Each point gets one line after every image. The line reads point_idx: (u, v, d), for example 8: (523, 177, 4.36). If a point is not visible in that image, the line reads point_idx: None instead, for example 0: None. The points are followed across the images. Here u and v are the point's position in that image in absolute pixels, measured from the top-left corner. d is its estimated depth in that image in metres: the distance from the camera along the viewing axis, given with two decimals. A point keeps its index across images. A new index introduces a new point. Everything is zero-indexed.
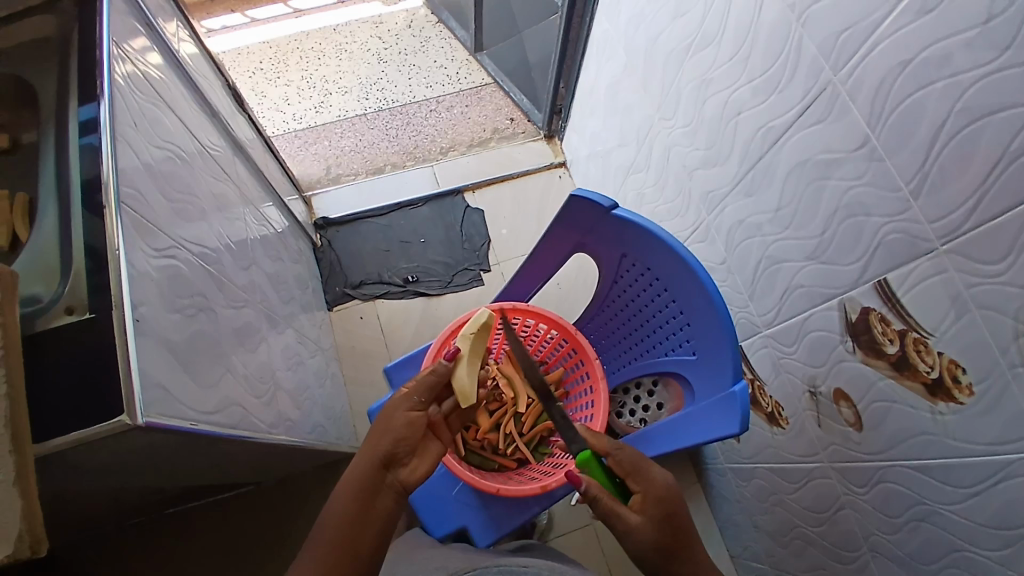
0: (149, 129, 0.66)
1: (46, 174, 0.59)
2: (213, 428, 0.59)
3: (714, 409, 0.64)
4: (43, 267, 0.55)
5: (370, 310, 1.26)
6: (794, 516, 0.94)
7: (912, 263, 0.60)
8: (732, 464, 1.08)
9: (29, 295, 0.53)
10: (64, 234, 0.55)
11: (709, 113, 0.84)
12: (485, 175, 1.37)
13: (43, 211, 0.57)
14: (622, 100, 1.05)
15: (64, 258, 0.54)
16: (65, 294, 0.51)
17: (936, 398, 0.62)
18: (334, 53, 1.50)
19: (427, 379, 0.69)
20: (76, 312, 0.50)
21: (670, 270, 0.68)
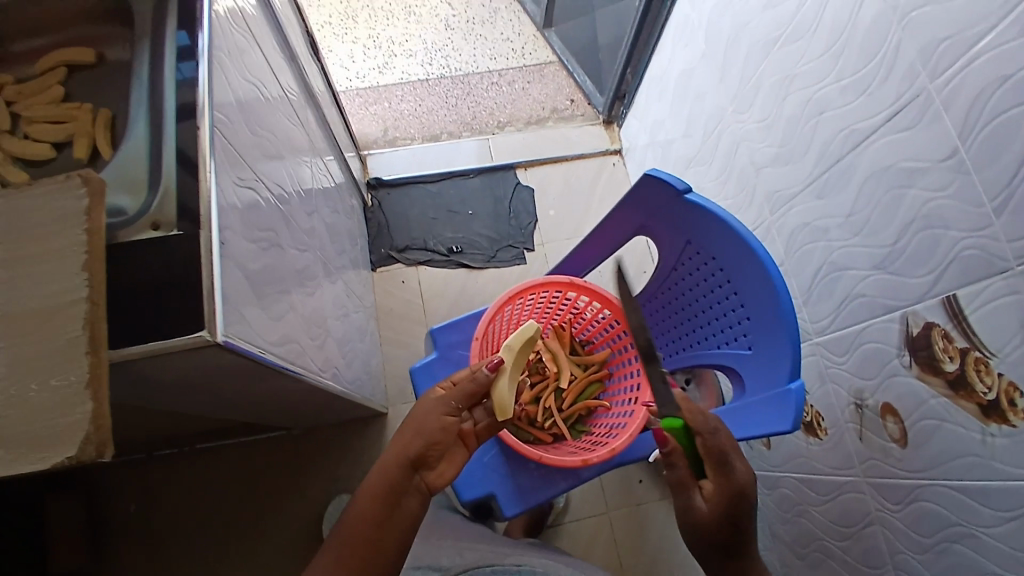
0: (239, 63, 0.67)
1: (138, 93, 0.61)
2: (273, 360, 0.60)
3: (769, 403, 0.64)
4: (131, 181, 0.56)
5: (412, 275, 1.27)
6: (817, 528, 0.93)
7: (985, 280, 0.58)
8: (758, 470, 1.07)
9: (117, 206, 0.55)
10: (154, 152, 0.57)
11: (789, 111, 0.82)
12: (537, 155, 1.36)
13: (134, 127, 0.59)
14: (694, 90, 1.04)
15: (154, 174, 0.56)
16: (151, 210, 0.54)
17: (989, 420, 0.60)
18: (402, 15, 1.50)
19: (467, 386, 0.68)
20: (162, 229, 0.53)
21: (735, 261, 0.67)
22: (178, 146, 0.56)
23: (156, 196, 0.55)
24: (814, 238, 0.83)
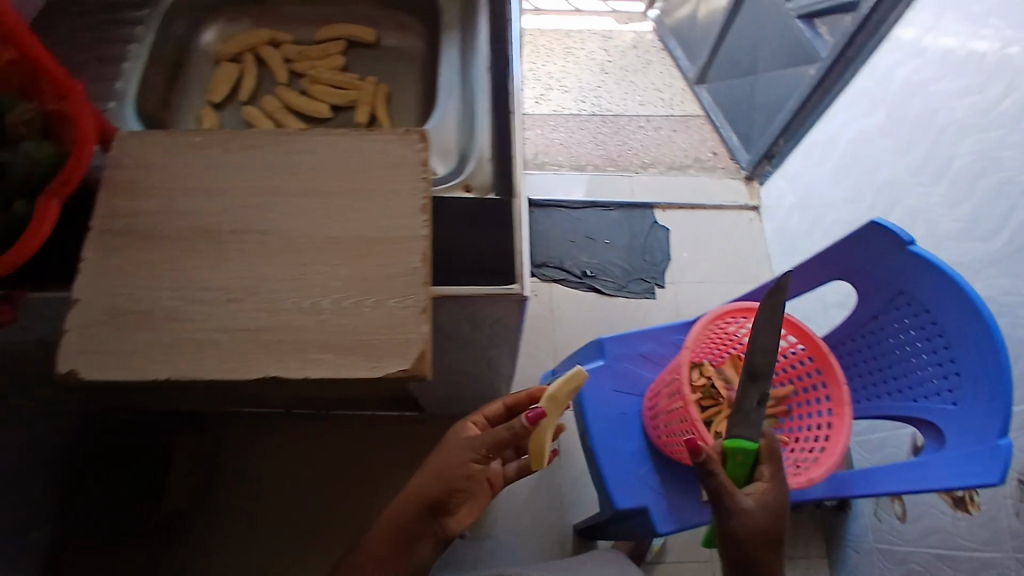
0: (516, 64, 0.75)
1: (445, 72, 0.68)
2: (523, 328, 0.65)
3: (968, 458, 0.66)
4: (440, 145, 0.64)
5: (546, 290, 1.31)
6: None
7: None
8: (885, 542, 1.07)
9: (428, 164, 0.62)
10: (464, 125, 0.64)
11: (983, 190, 0.87)
12: (675, 199, 1.42)
13: (443, 102, 0.67)
14: (864, 160, 1.09)
15: (465, 143, 0.63)
16: (463, 175, 0.60)
17: None
18: (561, 53, 1.62)
19: (498, 433, 0.60)
20: (474, 191, 0.59)
21: (949, 316, 0.71)
22: (490, 122, 0.63)
23: (468, 162, 0.62)
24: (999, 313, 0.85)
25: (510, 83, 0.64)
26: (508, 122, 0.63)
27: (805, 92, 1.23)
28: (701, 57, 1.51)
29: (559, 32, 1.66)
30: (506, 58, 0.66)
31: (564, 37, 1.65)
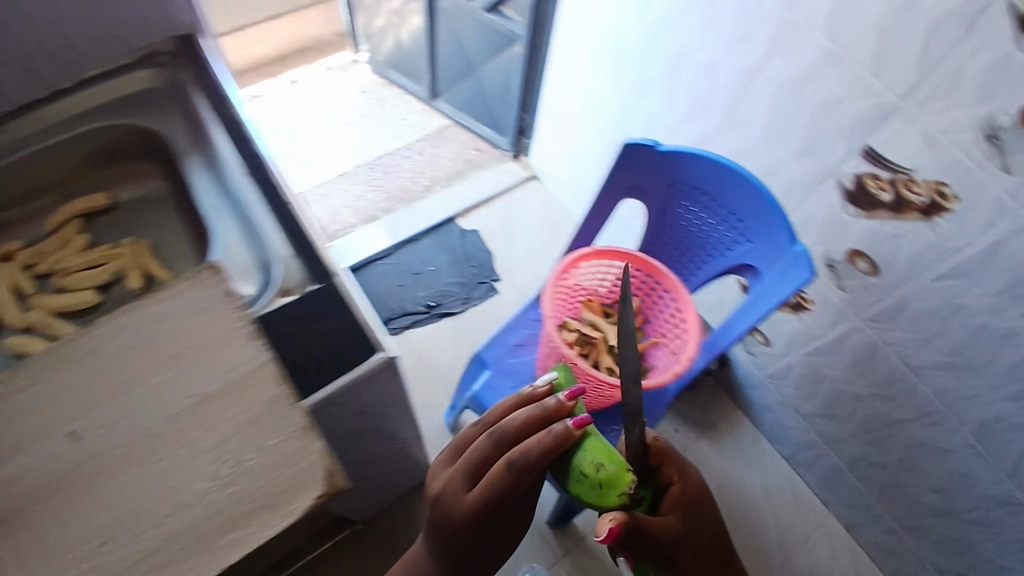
0: None
1: (201, 190, 0.66)
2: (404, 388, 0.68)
3: (783, 277, 0.80)
4: (240, 265, 0.60)
5: (404, 341, 1.33)
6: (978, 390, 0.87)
7: (890, 123, 0.80)
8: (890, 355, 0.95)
9: (244, 290, 0.58)
10: (251, 237, 0.62)
11: (687, 78, 1.02)
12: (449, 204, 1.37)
13: (224, 228, 0.63)
14: (594, 95, 1.24)
15: (262, 254, 0.60)
16: (280, 278, 0.58)
17: (931, 215, 0.80)
18: (298, 123, 1.53)
19: None
20: (294, 292, 0.57)
21: (748, 204, 0.82)
22: (269, 206, 0.62)
23: (280, 266, 0.59)
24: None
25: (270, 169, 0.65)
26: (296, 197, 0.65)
27: (519, 98, 1.42)
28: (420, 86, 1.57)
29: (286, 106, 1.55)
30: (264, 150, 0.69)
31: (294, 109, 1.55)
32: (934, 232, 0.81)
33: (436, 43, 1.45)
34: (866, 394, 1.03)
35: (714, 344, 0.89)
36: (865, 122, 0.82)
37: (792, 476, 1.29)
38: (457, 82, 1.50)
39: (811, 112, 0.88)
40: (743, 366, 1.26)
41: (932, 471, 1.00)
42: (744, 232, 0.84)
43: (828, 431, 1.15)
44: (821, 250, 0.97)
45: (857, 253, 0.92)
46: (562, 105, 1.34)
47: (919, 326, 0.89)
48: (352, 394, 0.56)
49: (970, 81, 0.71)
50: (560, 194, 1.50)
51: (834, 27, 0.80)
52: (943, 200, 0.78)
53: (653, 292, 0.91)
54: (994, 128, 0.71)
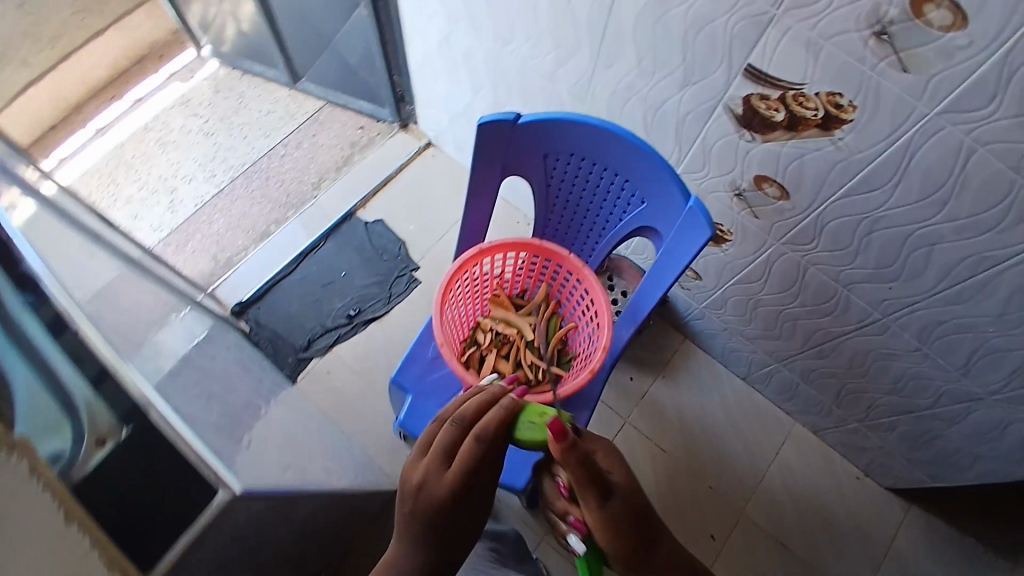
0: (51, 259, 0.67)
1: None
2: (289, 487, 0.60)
3: (684, 233, 0.72)
4: (44, 422, 0.49)
5: (334, 360, 1.25)
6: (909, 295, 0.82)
7: (764, 37, 0.69)
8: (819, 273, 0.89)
9: (49, 452, 0.47)
10: (55, 382, 0.52)
11: (546, 15, 0.90)
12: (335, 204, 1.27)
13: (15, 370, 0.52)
14: (458, 50, 1.11)
15: (71, 403, 0.52)
16: (88, 428, 0.51)
17: (832, 129, 0.71)
18: (156, 148, 1.38)
19: None
20: (110, 441, 0.50)
21: (629, 163, 0.73)
22: (55, 343, 0.55)
23: (83, 417, 0.51)
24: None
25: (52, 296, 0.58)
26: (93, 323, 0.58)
27: (384, 65, 1.27)
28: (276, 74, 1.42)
29: (139, 132, 1.39)
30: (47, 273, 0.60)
31: (147, 133, 1.39)
32: (836, 145, 0.73)
33: (277, 24, 1.30)
34: (804, 313, 0.98)
35: (634, 315, 0.82)
36: (742, 37, 0.72)
37: (753, 394, 1.25)
38: (316, 60, 1.36)
39: (681, 35, 0.77)
40: (682, 302, 1.21)
41: (882, 374, 0.97)
42: (635, 193, 0.76)
43: (776, 351, 1.11)
44: (727, 179, 0.89)
45: (767, 176, 0.83)
46: (433, 65, 1.20)
47: (842, 243, 0.82)
48: (207, 537, 0.49)
49: None
50: (461, 158, 1.37)
51: None
52: (840, 111, 0.69)
53: (557, 273, 0.83)
54: (881, 25, 0.60)
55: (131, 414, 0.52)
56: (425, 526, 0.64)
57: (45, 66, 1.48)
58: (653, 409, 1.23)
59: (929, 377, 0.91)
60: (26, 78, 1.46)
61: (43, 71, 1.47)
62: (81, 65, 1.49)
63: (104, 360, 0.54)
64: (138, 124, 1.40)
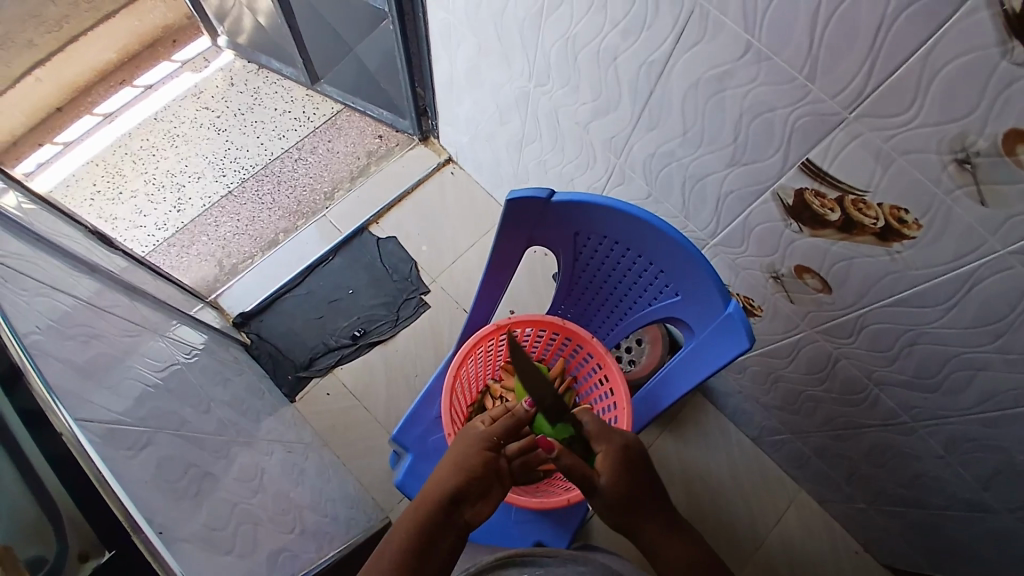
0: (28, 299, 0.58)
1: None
2: None
3: (718, 335, 0.69)
4: (24, 524, 0.43)
5: (334, 381, 1.19)
6: (938, 408, 0.78)
7: (828, 136, 0.64)
8: (849, 363, 0.86)
9: (28, 558, 0.42)
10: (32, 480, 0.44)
11: (586, 67, 0.84)
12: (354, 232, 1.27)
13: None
14: (487, 79, 1.05)
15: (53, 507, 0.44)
16: (77, 538, 0.44)
17: (890, 242, 0.67)
18: (167, 142, 1.38)
19: None
20: (94, 557, 0.44)
21: (665, 255, 0.70)
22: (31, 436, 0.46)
23: (68, 524, 0.44)
24: (658, 204, 0.95)
25: (21, 369, 0.47)
26: (76, 408, 0.51)
27: (407, 79, 1.20)
28: (296, 72, 1.38)
29: (148, 123, 1.40)
30: (30, 335, 0.52)
31: (157, 124, 1.40)
32: (891, 258, 0.68)
33: (296, 27, 1.25)
34: (827, 397, 0.95)
35: (652, 403, 0.80)
36: (804, 131, 0.66)
37: (760, 456, 1.24)
38: (337, 65, 1.31)
39: (735, 117, 0.72)
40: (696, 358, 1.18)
41: (897, 467, 0.93)
42: (669, 284, 0.73)
43: (791, 422, 1.08)
44: (766, 261, 0.85)
45: (807, 267, 0.80)
46: (459, 86, 1.13)
47: (879, 347, 0.79)
48: None
49: (927, 100, 0.54)
50: (481, 180, 1.31)
51: (750, 21, 0.61)
52: (902, 226, 0.64)
53: (575, 351, 0.83)
54: (965, 154, 0.54)
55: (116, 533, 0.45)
56: (459, 480, 0.67)
57: (51, 47, 1.46)
58: (658, 462, 1.22)
59: (943, 479, 0.87)
60: (32, 59, 1.45)
61: (54, 51, 1.46)
62: (87, 50, 1.47)
63: (91, 474, 0.46)
64: (148, 114, 1.41)
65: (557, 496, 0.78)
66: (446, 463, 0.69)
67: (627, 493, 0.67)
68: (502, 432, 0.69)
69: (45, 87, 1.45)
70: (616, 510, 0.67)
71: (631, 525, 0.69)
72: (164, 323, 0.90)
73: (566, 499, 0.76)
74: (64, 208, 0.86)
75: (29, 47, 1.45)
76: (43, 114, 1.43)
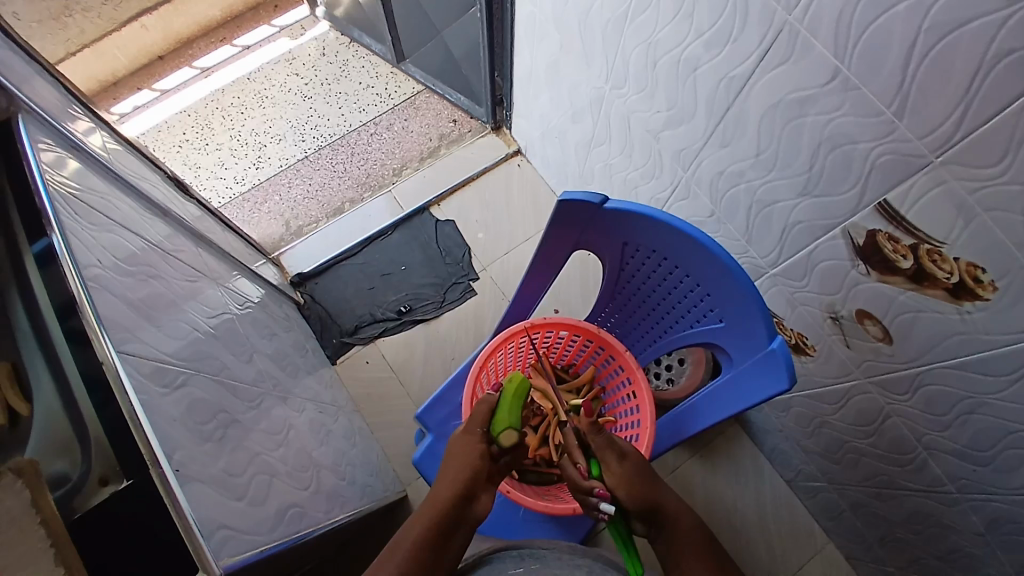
0: (101, 235, 0.63)
1: (16, 320, 0.53)
2: (279, 544, 0.61)
3: (757, 370, 0.66)
4: (58, 442, 0.51)
5: (375, 352, 1.23)
6: (989, 486, 0.72)
7: (910, 179, 0.59)
8: (900, 421, 0.80)
9: (56, 473, 0.50)
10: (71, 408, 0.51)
11: (664, 74, 0.82)
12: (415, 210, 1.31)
13: (35, 374, 0.52)
14: (565, 76, 1.04)
15: (81, 431, 0.51)
16: (97, 464, 0.50)
17: (962, 300, 0.61)
18: (255, 102, 1.46)
19: None
20: (111, 483, 0.50)
21: (712, 278, 0.68)
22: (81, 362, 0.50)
23: (95, 451, 0.50)
24: (721, 224, 0.92)
25: (79, 302, 0.52)
26: (123, 343, 0.55)
27: (487, 67, 1.20)
28: (384, 49, 1.42)
29: (241, 81, 1.49)
30: (90, 267, 0.57)
31: (249, 84, 1.48)
32: (961, 317, 0.63)
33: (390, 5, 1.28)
34: (871, 453, 0.89)
35: (679, 427, 0.78)
36: (884, 170, 0.62)
37: (792, 500, 1.18)
38: (423, 46, 1.34)
39: (812, 145, 0.68)
40: None
41: (934, 538, 0.87)
42: (713, 309, 0.70)
43: (829, 471, 1.03)
44: (826, 300, 0.80)
45: (870, 313, 0.74)
46: (537, 80, 1.13)
47: (934, 410, 0.74)
48: None
49: (1019, 155, 0.49)
50: (548, 176, 1.31)
51: (840, 46, 0.58)
52: (977, 286, 0.59)
53: (605, 361, 0.84)
54: None
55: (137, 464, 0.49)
56: (467, 471, 0.71)
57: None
58: (682, 486, 1.19)
59: (980, 559, 0.81)
60: (136, 6, 1.50)
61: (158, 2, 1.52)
62: (192, 5, 1.53)
63: (124, 408, 0.50)
64: (241, 74, 1.49)
65: (560, 504, 0.77)
66: (444, 464, 0.73)
67: (634, 461, 0.71)
68: (484, 421, 0.75)
69: (149, 35, 1.53)
70: (630, 477, 0.69)
71: (645, 497, 0.69)
72: (225, 274, 0.95)
73: (572, 508, 0.75)
74: (149, 153, 0.93)
75: None
76: (146, 60, 1.56)
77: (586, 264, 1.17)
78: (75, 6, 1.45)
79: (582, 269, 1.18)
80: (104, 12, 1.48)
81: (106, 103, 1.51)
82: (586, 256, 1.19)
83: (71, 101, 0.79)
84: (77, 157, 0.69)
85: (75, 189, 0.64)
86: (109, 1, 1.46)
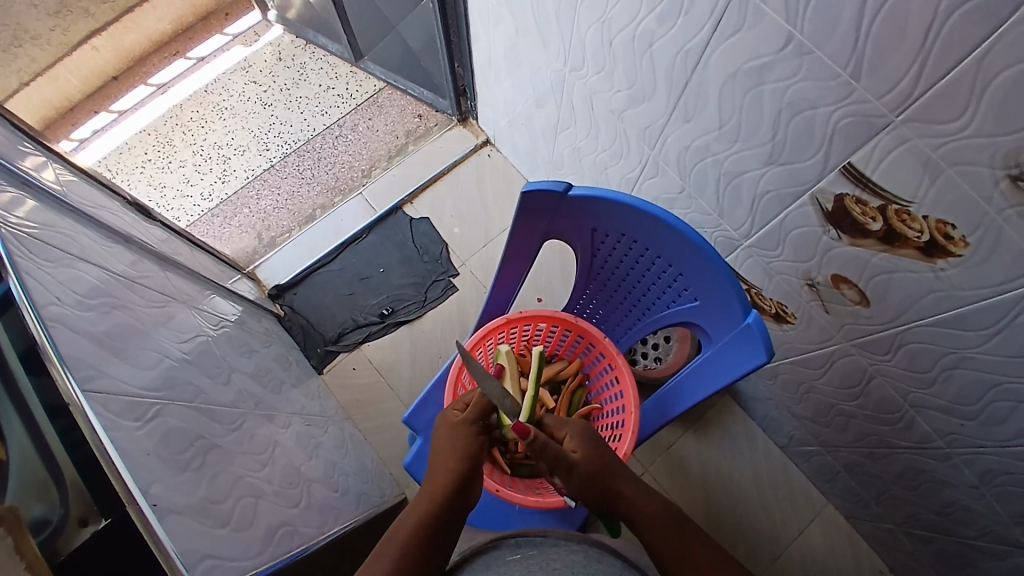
0: (57, 270, 0.61)
1: None
2: (265, 569, 0.61)
3: (735, 346, 0.66)
4: (33, 483, 0.46)
5: (360, 358, 1.22)
6: (977, 437, 0.73)
7: (873, 140, 0.59)
8: (885, 380, 0.80)
9: (34, 517, 0.45)
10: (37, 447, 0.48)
11: (620, 52, 0.80)
12: (386, 211, 1.29)
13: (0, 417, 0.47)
14: (523, 61, 1.02)
15: (57, 471, 0.47)
16: (76, 503, 0.47)
17: (935, 258, 0.61)
18: (215, 114, 1.43)
19: None
20: (91, 522, 0.47)
21: (683, 257, 0.67)
22: (43, 407, 0.49)
23: (71, 490, 0.47)
24: (692, 200, 0.91)
25: (37, 342, 0.50)
26: (86, 380, 0.53)
27: (446, 57, 1.18)
28: (340, 49, 1.39)
29: (199, 94, 1.46)
30: (49, 306, 0.55)
31: (207, 96, 1.45)
32: (935, 275, 0.63)
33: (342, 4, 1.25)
34: (860, 413, 0.89)
35: (665, 408, 0.78)
36: (846, 133, 0.61)
37: (788, 465, 1.19)
38: (381, 41, 1.31)
39: (773, 113, 0.67)
40: None
41: (929, 493, 0.88)
42: (687, 289, 0.70)
43: (821, 435, 1.03)
44: (802, 268, 0.80)
45: (847, 277, 0.74)
46: (497, 68, 1.11)
47: (918, 366, 0.74)
48: None
49: (982, 106, 0.48)
50: (518, 164, 1.29)
51: (791, 10, 0.56)
52: (949, 242, 0.59)
53: (587, 348, 0.84)
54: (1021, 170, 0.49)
55: (109, 504, 0.48)
56: (465, 459, 0.71)
57: (107, 18, 1.48)
58: (679, 461, 1.19)
59: (975, 510, 0.81)
60: (89, 27, 1.47)
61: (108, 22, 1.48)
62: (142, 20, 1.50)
63: (94, 446, 0.48)
64: (198, 87, 1.46)
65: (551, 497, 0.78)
66: (434, 450, 0.73)
67: (601, 459, 0.71)
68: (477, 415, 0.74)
69: (102, 57, 1.49)
70: (597, 471, 0.70)
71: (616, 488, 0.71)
72: (198, 294, 0.93)
73: (564, 500, 0.77)
74: (103, 177, 0.90)
75: (85, 15, 1.46)
76: (99, 82, 1.51)
77: (562, 252, 1.16)
78: (24, 34, 1.42)
79: (560, 256, 1.17)
80: (53, 38, 1.45)
81: (62, 130, 1.47)
82: (562, 243, 1.19)
83: (18, 135, 0.77)
84: (28, 192, 0.67)
85: (30, 226, 0.62)
86: (57, 25, 1.44)
